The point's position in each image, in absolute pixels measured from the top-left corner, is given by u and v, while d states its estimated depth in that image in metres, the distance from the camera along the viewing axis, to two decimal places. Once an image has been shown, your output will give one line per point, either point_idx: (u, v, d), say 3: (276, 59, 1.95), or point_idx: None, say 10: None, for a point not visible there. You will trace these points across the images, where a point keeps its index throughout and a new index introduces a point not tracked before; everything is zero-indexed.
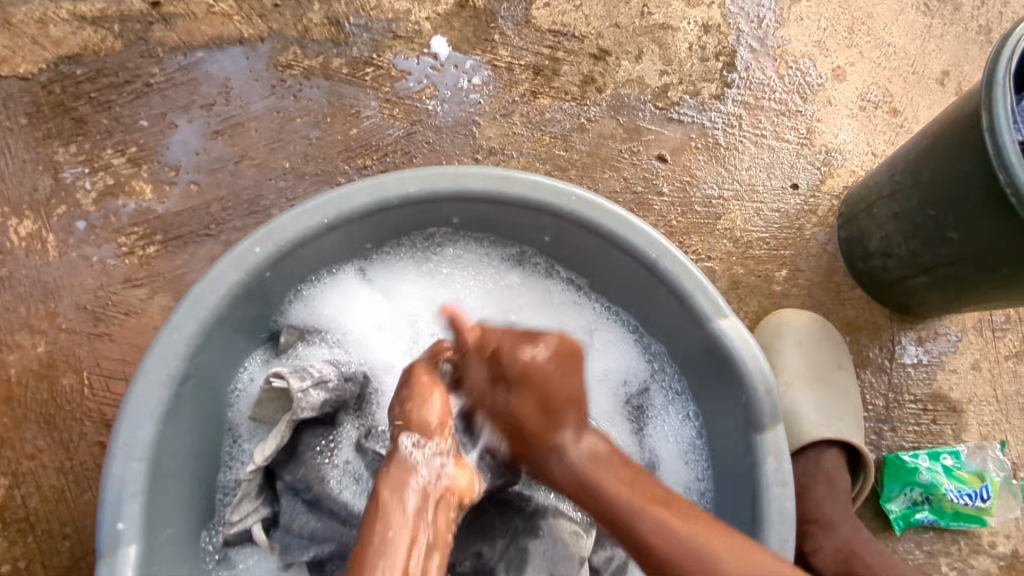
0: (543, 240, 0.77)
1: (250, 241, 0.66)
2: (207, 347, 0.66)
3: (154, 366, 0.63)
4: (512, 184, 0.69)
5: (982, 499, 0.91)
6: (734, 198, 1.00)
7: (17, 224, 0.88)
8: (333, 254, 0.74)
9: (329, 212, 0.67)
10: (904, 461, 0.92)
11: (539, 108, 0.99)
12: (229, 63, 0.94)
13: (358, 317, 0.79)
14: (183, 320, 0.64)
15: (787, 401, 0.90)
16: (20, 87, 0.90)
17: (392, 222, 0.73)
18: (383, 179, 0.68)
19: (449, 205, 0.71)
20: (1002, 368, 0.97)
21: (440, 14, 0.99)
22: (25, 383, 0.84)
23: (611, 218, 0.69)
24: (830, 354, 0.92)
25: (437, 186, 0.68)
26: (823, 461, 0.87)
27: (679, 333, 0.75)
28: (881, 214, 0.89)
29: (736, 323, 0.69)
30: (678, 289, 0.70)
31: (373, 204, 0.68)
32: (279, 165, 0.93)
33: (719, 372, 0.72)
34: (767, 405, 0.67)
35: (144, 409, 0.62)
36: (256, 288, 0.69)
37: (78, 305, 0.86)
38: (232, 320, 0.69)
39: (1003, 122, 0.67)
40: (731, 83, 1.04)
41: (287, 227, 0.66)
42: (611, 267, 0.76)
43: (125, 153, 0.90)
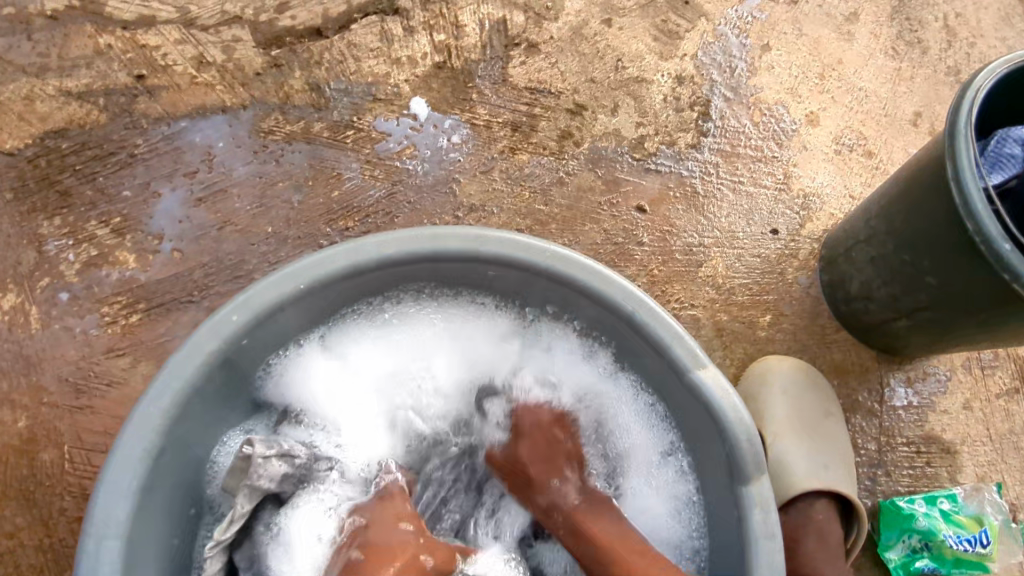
0: (522, 294, 0.77)
1: (227, 310, 0.66)
2: (185, 420, 0.66)
3: (128, 442, 0.62)
4: (487, 241, 0.69)
5: (982, 545, 0.90)
6: (714, 245, 1.01)
7: (0, 297, 0.87)
8: (307, 319, 0.74)
9: (305, 277, 0.67)
10: (900, 507, 0.90)
11: (517, 164, 1.01)
12: (213, 131, 0.96)
13: (322, 389, 0.78)
14: (159, 394, 0.63)
15: (773, 452, 0.90)
16: (6, 163, 0.92)
17: (367, 285, 0.73)
18: (361, 242, 0.68)
19: (429, 265, 0.72)
20: (994, 407, 0.97)
21: (419, 76, 1.02)
22: (5, 459, 0.82)
23: (588, 274, 0.69)
24: (817, 400, 0.92)
25: (413, 247, 0.69)
26: (814, 512, 0.86)
27: (660, 385, 0.74)
28: (859, 259, 0.90)
29: (715, 373, 0.68)
30: (658, 341, 0.69)
31: (349, 269, 0.68)
32: (261, 230, 0.94)
33: (703, 424, 0.71)
34: (753, 459, 0.67)
35: (120, 485, 0.61)
36: (235, 353, 0.68)
37: (60, 377, 0.85)
38: (209, 390, 0.68)
39: (968, 171, 0.67)
40: (707, 132, 1.06)
41: (261, 295, 0.66)
42: (593, 320, 0.75)
43: (109, 224, 0.91)
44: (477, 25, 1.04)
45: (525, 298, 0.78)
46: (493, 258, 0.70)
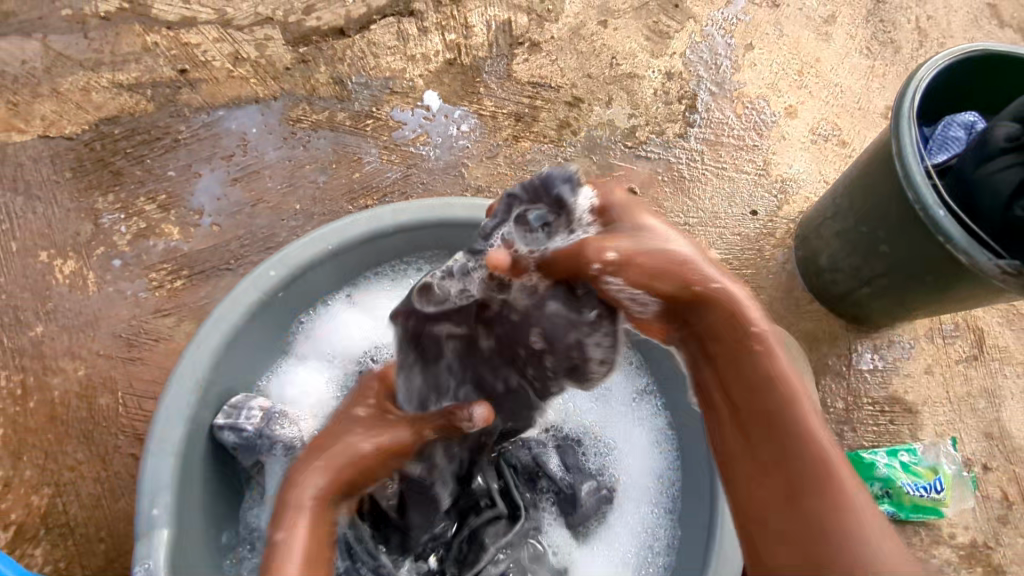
0: None
1: (266, 265, 0.77)
2: (230, 359, 0.77)
3: (181, 376, 0.72)
4: (491, 210, 0.81)
5: (936, 491, 0.99)
6: (698, 224, 1.11)
7: (61, 263, 0.98)
8: (335, 279, 0.84)
9: (332, 238, 0.78)
10: (862, 457, 1.00)
11: (520, 150, 1.12)
12: (247, 119, 1.07)
13: (349, 337, 0.87)
14: (209, 334, 0.74)
15: None
16: (65, 145, 1.03)
17: (387, 251, 0.84)
18: (380, 210, 0.80)
19: (437, 234, 0.82)
20: (953, 372, 1.06)
21: (432, 71, 1.13)
22: (67, 403, 0.92)
23: None
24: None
25: (427, 214, 0.80)
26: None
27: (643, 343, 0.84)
28: (826, 234, 1.00)
29: None
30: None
31: (372, 232, 0.79)
32: (290, 207, 1.05)
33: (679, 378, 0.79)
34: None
35: (176, 409, 0.71)
36: (271, 306, 0.79)
37: (113, 333, 0.96)
38: (252, 334, 0.79)
39: (909, 149, 0.77)
40: (693, 123, 1.16)
41: (295, 254, 0.77)
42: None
43: (156, 200, 1.02)
44: (485, 25, 1.15)
45: None
46: None
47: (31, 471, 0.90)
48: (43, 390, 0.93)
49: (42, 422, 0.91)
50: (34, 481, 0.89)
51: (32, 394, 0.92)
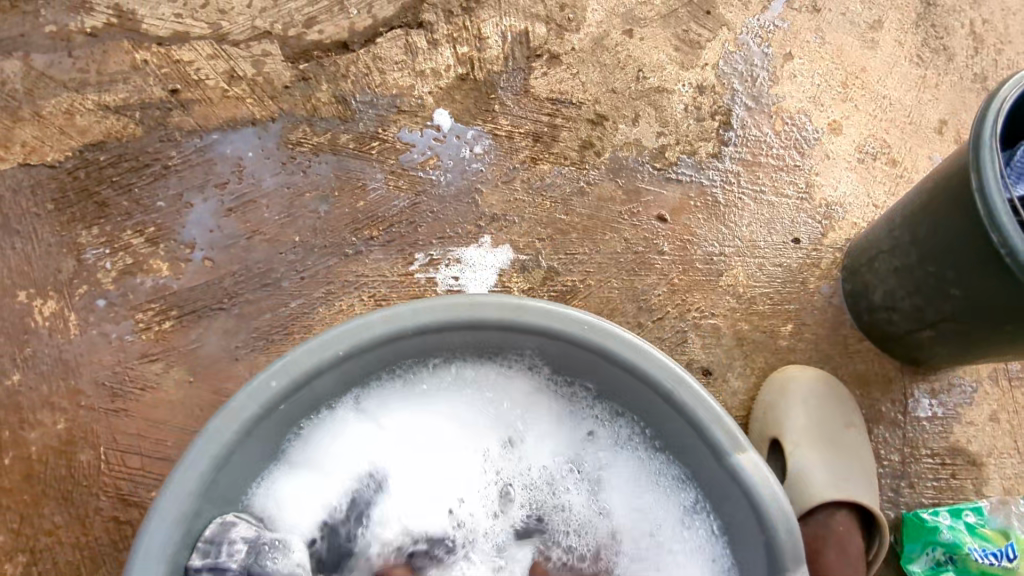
0: (567, 367, 0.69)
1: (266, 374, 0.60)
2: (220, 486, 0.61)
3: (158, 516, 0.57)
4: (529, 310, 0.63)
5: (1009, 559, 0.87)
6: (735, 254, 1.01)
7: (41, 303, 0.90)
8: (340, 384, 0.67)
9: (342, 345, 0.61)
10: (923, 519, 0.89)
11: (539, 173, 1.02)
12: (243, 143, 0.99)
13: (350, 449, 0.70)
14: (197, 458, 0.58)
15: (792, 463, 0.90)
16: (48, 174, 0.95)
17: (400, 353, 0.67)
18: (400, 308, 0.62)
19: (466, 333, 0.65)
20: (1021, 419, 0.96)
21: (442, 88, 1.04)
22: (45, 460, 0.84)
23: (635, 349, 0.62)
24: (842, 411, 0.92)
25: (451, 315, 0.62)
26: (831, 521, 0.86)
27: (704, 472, 0.66)
28: (883, 269, 0.89)
29: (758, 462, 0.61)
30: (702, 426, 0.62)
31: (388, 335, 0.62)
32: (289, 239, 0.96)
33: (745, 520, 0.63)
34: (793, 552, 0.59)
35: (154, 553, 0.56)
36: (265, 421, 0.62)
37: (96, 381, 0.88)
38: (250, 450, 0.63)
39: (993, 183, 0.66)
40: (728, 141, 1.06)
41: (298, 360, 0.60)
42: (637, 395, 0.67)
43: (144, 233, 0.94)
44: (499, 37, 1.06)
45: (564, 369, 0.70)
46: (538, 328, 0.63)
47: (4, 536, 0.82)
48: (19, 446, 0.85)
49: (17, 481, 0.83)
50: (8, 546, 0.81)
51: (7, 450, 0.84)
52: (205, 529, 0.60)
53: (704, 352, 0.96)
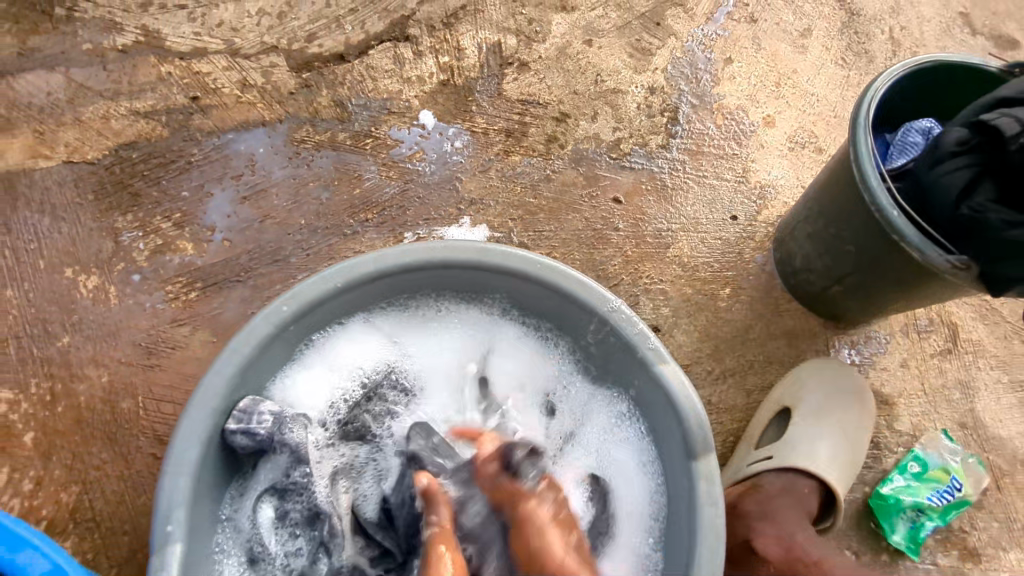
0: (521, 299, 0.93)
1: (279, 301, 0.82)
2: (244, 385, 0.84)
3: (197, 402, 0.79)
4: (489, 253, 0.86)
5: (957, 490, 1.03)
6: (681, 230, 1.17)
7: (85, 278, 1.06)
8: (348, 309, 0.90)
9: (341, 278, 0.84)
10: (884, 496, 1.04)
11: (511, 164, 1.18)
12: (255, 141, 1.15)
13: (362, 356, 0.95)
14: (223, 365, 0.80)
15: (792, 429, 1.02)
16: (88, 170, 1.11)
17: (392, 287, 0.90)
18: (386, 252, 0.85)
19: (439, 271, 0.89)
20: (928, 365, 1.11)
21: (427, 92, 1.20)
22: (92, 407, 1.00)
23: (561, 278, 0.86)
24: (853, 412, 1.03)
25: (429, 256, 0.86)
26: (800, 482, 0.97)
27: (630, 379, 0.89)
28: (801, 236, 1.05)
29: (674, 369, 0.84)
30: (627, 340, 0.85)
31: (377, 271, 0.85)
32: (296, 222, 1.12)
33: (662, 411, 0.86)
34: (700, 436, 0.81)
35: (191, 433, 0.78)
36: (281, 338, 0.85)
37: (134, 343, 1.03)
38: (265, 360, 0.85)
39: (865, 154, 0.83)
40: (675, 134, 1.23)
41: (308, 289, 0.83)
42: (576, 321, 0.90)
43: (171, 218, 1.10)
44: (476, 48, 1.23)
45: (520, 301, 0.93)
46: (493, 266, 0.86)
47: (59, 470, 0.97)
48: (70, 396, 1.00)
49: (69, 425, 0.99)
50: (63, 479, 0.97)
51: (60, 400, 1.00)
52: (240, 403, 0.83)
53: (654, 313, 1.12)
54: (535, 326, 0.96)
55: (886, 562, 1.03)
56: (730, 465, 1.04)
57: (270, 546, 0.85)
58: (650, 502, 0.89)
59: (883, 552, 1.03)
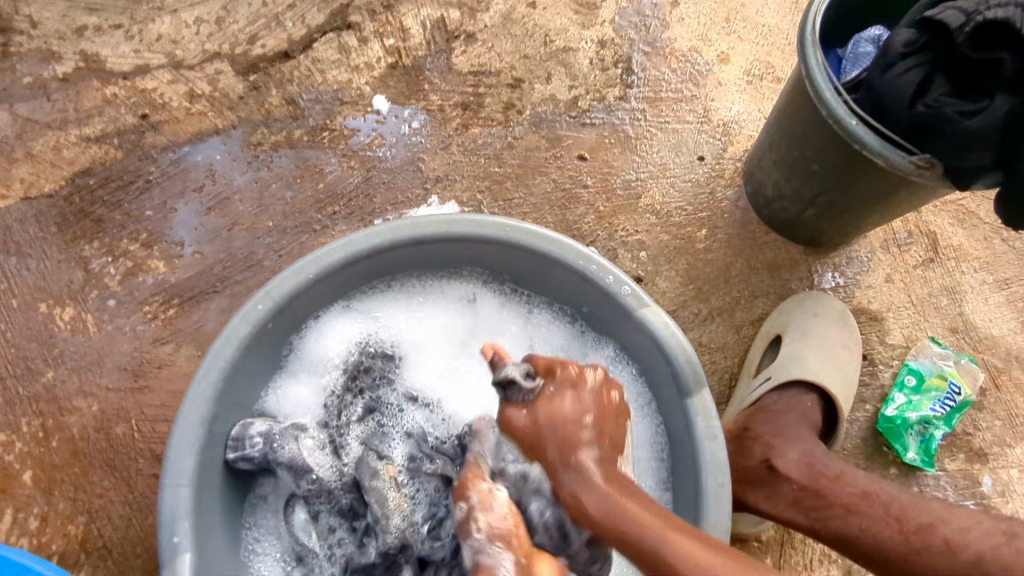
0: (496, 264, 0.92)
1: (254, 300, 0.82)
2: (232, 390, 0.83)
3: (187, 412, 0.78)
4: (456, 223, 0.85)
5: (957, 394, 1.03)
6: (650, 178, 1.16)
7: (60, 311, 1.05)
8: (323, 300, 0.89)
9: (312, 268, 0.83)
10: (890, 419, 1.03)
11: (471, 137, 1.17)
12: (211, 151, 1.14)
13: (345, 344, 0.94)
14: (208, 371, 0.80)
15: (789, 350, 1.00)
16: (47, 203, 1.10)
17: (365, 272, 0.90)
18: (355, 236, 0.84)
19: (410, 249, 0.88)
20: (912, 276, 1.11)
21: (377, 77, 1.19)
22: (86, 437, 0.99)
23: (534, 238, 0.85)
24: (841, 330, 1.02)
25: (396, 235, 0.85)
26: (802, 398, 0.95)
27: (615, 326, 0.89)
28: (768, 164, 1.05)
29: (656, 310, 0.83)
30: (605, 288, 0.85)
31: (347, 257, 0.85)
32: (264, 225, 1.11)
33: (652, 355, 0.85)
34: (691, 373, 0.81)
35: (185, 443, 0.78)
36: (262, 337, 0.84)
37: (119, 367, 1.02)
38: (250, 361, 0.85)
39: (817, 67, 0.82)
40: (631, 84, 1.22)
41: (281, 285, 0.82)
42: (554, 279, 0.90)
43: (138, 239, 1.09)
44: (420, 26, 1.21)
45: (495, 268, 0.93)
46: (461, 235, 0.86)
47: (63, 503, 0.96)
48: (63, 429, 0.99)
49: (67, 458, 0.98)
50: (69, 511, 0.96)
51: (53, 435, 0.99)
52: (233, 431, 0.84)
53: (634, 263, 1.11)
54: (515, 290, 0.96)
55: (895, 474, 1.03)
56: (735, 398, 1.03)
57: (309, 544, 0.87)
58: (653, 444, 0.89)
59: (890, 465, 1.04)
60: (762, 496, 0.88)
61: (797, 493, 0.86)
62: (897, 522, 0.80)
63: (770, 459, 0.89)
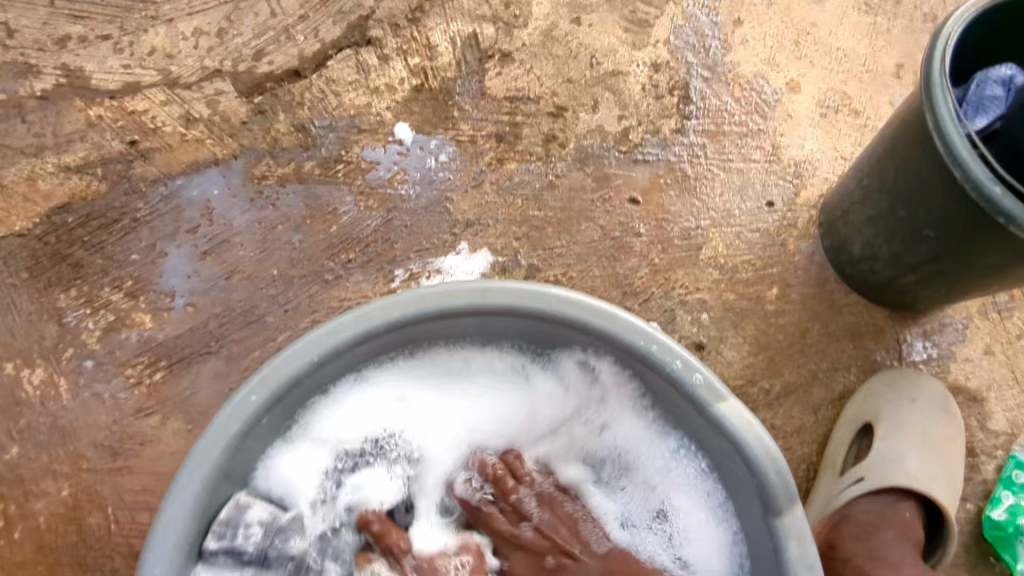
0: (538, 336, 0.77)
1: (246, 390, 0.67)
2: (218, 500, 0.69)
3: (163, 535, 0.64)
4: (492, 293, 0.71)
5: None
6: (712, 226, 1.01)
7: (29, 373, 0.90)
8: (331, 379, 0.75)
9: (316, 350, 0.69)
10: (999, 523, 0.89)
11: (507, 173, 1.02)
12: (208, 185, 0.99)
13: (355, 417, 0.77)
14: (188, 480, 0.65)
15: (881, 446, 0.86)
16: (18, 244, 0.95)
17: (381, 347, 0.75)
18: (368, 308, 0.70)
19: (434, 322, 0.73)
20: (1016, 348, 0.96)
21: (399, 102, 1.04)
22: (54, 528, 0.84)
23: (586, 312, 0.70)
24: (944, 421, 0.87)
25: (418, 308, 0.70)
26: (899, 508, 0.82)
27: (684, 416, 0.74)
28: (857, 220, 0.89)
29: (736, 405, 0.68)
30: (673, 377, 0.70)
31: (359, 334, 0.70)
32: (267, 273, 0.96)
33: (731, 457, 0.70)
34: (783, 486, 0.66)
35: (159, 574, 0.63)
36: (256, 431, 0.70)
37: (95, 443, 0.88)
38: (242, 460, 0.70)
39: (948, 120, 0.67)
40: (689, 115, 1.06)
41: (278, 371, 0.68)
42: (604, 358, 0.75)
43: (122, 288, 0.94)
44: (449, 43, 1.06)
45: (536, 339, 0.78)
46: (497, 307, 0.71)
47: None
48: (27, 517, 0.85)
49: (31, 553, 0.84)
50: None
51: (16, 524, 0.85)
52: (221, 513, 0.69)
53: (695, 327, 0.96)
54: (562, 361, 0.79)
55: None
56: (815, 495, 0.88)
57: None
58: (730, 553, 0.74)
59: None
60: None
61: None
62: None
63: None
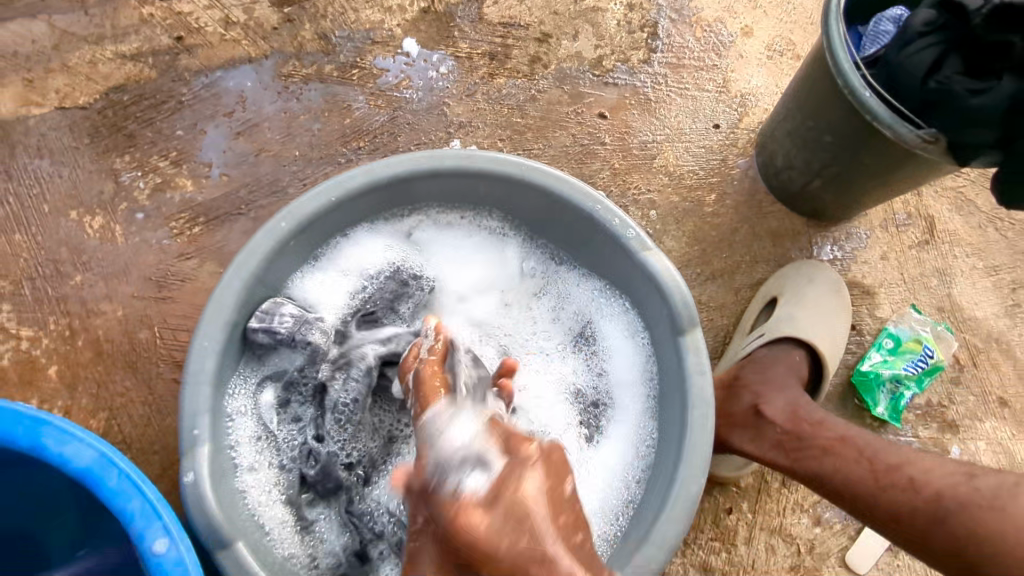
0: (510, 203, 0.96)
1: (277, 218, 0.85)
2: (251, 303, 0.87)
3: (212, 317, 0.82)
4: (475, 159, 0.89)
5: (929, 357, 1.08)
6: (666, 141, 1.20)
7: (90, 219, 1.09)
8: (343, 222, 0.93)
9: (334, 192, 0.87)
10: (866, 375, 1.10)
11: (496, 86, 1.21)
12: (242, 78, 1.16)
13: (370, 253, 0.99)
14: (231, 280, 0.84)
15: (783, 310, 1.06)
16: (81, 115, 1.12)
17: (384, 200, 0.93)
18: (376, 164, 0.88)
19: (428, 181, 0.92)
20: (907, 256, 1.16)
21: (409, 20, 1.21)
22: (111, 340, 1.04)
23: (548, 178, 0.89)
24: (834, 295, 1.08)
25: (417, 167, 0.89)
26: (792, 353, 1.01)
27: (619, 268, 0.94)
28: (780, 135, 1.09)
29: (658, 255, 0.88)
30: (612, 232, 0.89)
31: (369, 183, 0.88)
32: (290, 154, 1.14)
33: (652, 296, 0.91)
34: (686, 312, 0.86)
35: (208, 346, 0.82)
36: (283, 252, 0.88)
37: (145, 278, 1.07)
38: (270, 274, 0.89)
39: (837, 40, 0.86)
40: (656, 48, 1.24)
41: (303, 206, 0.86)
42: (561, 220, 0.95)
43: (168, 157, 1.12)
44: None
45: (508, 206, 0.97)
46: (479, 171, 0.90)
47: (86, 399, 1.02)
48: (89, 331, 1.04)
49: (91, 358, 1.03)
50: (91, 407, 1.02)
51: (79, 335, 1.04)
52: (262, 306, 0.89)
53: (644, 221, 1.16)
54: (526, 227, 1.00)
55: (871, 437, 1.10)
56: (729, 353, 1.09)
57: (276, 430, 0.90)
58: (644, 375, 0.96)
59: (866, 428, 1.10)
60: (747, 437, 0.95)
61: (780, 436, 0.92)
62: (869, 463, 0.85)
63: (758, 405, 0.95)
